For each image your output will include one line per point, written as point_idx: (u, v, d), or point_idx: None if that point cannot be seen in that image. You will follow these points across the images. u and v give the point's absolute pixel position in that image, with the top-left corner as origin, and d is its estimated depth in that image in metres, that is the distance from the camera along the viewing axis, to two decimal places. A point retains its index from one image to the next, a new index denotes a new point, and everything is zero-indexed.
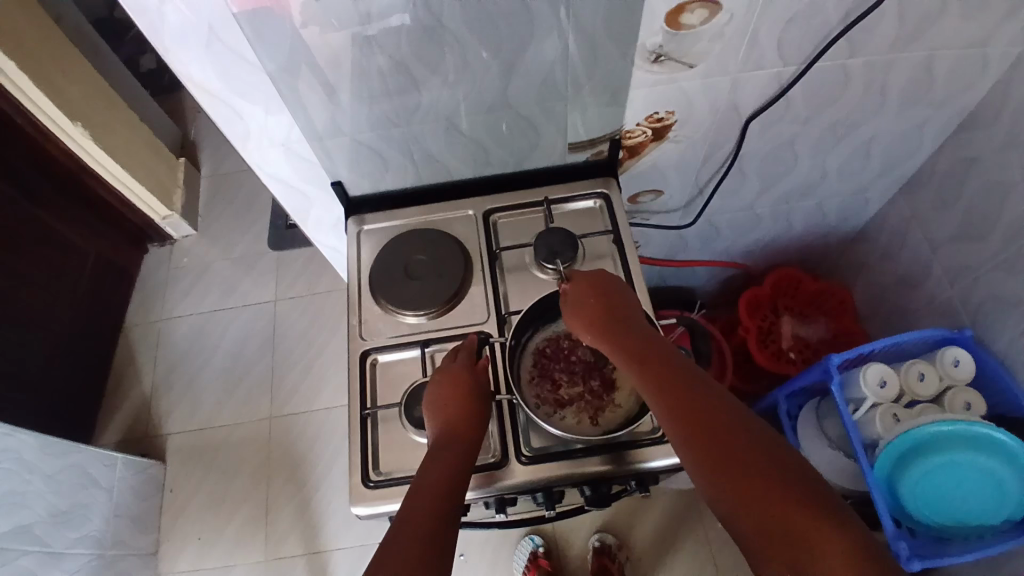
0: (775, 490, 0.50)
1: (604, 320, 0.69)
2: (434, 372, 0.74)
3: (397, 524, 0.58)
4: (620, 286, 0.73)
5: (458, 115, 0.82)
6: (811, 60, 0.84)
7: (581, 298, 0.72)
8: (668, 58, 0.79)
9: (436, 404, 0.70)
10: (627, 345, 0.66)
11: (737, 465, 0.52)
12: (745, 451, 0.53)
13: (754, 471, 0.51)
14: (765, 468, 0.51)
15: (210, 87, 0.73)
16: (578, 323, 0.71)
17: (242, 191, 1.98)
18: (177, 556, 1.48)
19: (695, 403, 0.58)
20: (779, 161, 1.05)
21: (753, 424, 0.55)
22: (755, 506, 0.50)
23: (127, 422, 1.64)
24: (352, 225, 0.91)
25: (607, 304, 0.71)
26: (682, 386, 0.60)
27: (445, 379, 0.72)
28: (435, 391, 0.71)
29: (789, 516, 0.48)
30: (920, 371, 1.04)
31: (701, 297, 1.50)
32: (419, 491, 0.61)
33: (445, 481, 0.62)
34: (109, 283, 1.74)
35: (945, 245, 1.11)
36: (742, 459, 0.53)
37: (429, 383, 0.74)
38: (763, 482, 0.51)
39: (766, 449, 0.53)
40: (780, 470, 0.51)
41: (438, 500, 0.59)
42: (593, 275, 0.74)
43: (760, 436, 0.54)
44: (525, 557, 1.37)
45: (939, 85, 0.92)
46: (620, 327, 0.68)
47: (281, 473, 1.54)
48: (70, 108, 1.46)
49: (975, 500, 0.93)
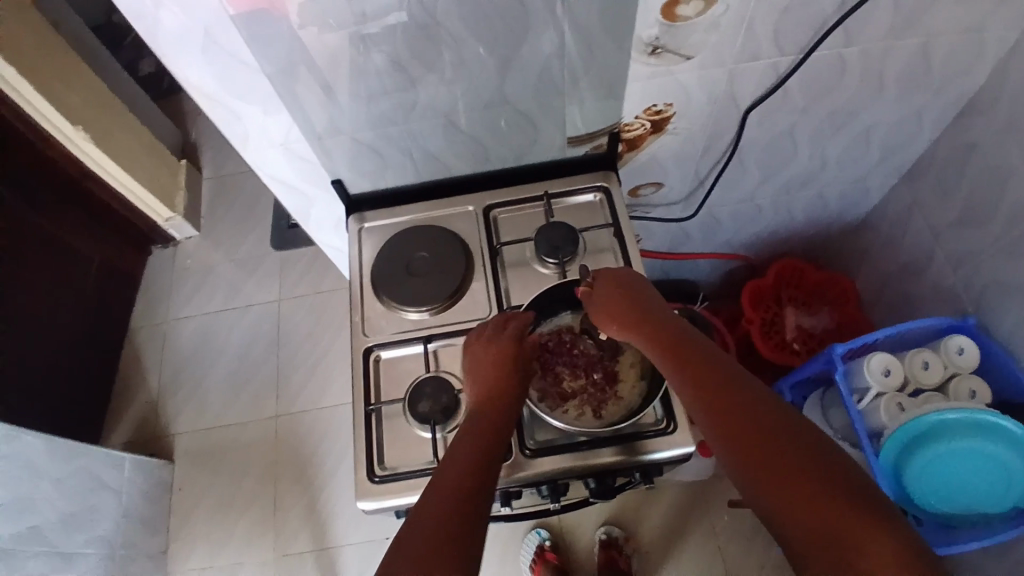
0: (811, 483, 0.49)
1: (629, 317, 0.69)
2: (483, 343, 0.73)
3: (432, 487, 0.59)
4: (644, 283, 0.73)
5: (456, 112, 0.82)
6: (809, 49, 0.84)
7: (605, 295, 0.72)
8: (665, 50, 0.79)
9: (478, 374, 0.70)
10: (655, 340, 0.66)
11: (771, 457, 0.52)
12: (779, 442, 0.53)
13: (790, 469, 0.51)
14: (800, 459, 0.51)
15: (208, 90, 0.73)
16: (603, 320, 0.72)
17: (244, 193, 1.99)
18: (186, 555, 1.49)
19: (736, 403, 0.57)
20: (779, 151, 1.05)
21: (785, 413, 0.55)
22: (792, 501, 0.49)
23: (134, 423, 1.65)
24: (354, 223, 0.91)
25: (631, 299, 0.71)
26: (722, 387, 0.58)
27: (489, 354, 0.71)
28: (478, 367, 0.70)
29: (827, 510, 0.47)
30: (924, 359, 1.04)
31: (703, 289, 1.50)
32: (457, 458, 0.62)
33: (482, 453, 0.62)
34: (114, 286, 1.76)
35: (947, 233, 1.10)
36: (776, 451, 0.52)
37: (477, 354, 0.72)
38: (798, 474, 0.50)
39: (800, 438, 0.52)
40: (815, 462, 0.50)
41: (474, 471, 0.60)
42: (615, 272, 0.75)
43: (793, 425, 0.54)
44: (532, 551, 1.38)
45: (936, 72, 0.92)
46: (645, 322, 0.68)
47: (289, 471, 1.56)
48: (71, 113, 1.47)
49: (983, 487, 0.93)
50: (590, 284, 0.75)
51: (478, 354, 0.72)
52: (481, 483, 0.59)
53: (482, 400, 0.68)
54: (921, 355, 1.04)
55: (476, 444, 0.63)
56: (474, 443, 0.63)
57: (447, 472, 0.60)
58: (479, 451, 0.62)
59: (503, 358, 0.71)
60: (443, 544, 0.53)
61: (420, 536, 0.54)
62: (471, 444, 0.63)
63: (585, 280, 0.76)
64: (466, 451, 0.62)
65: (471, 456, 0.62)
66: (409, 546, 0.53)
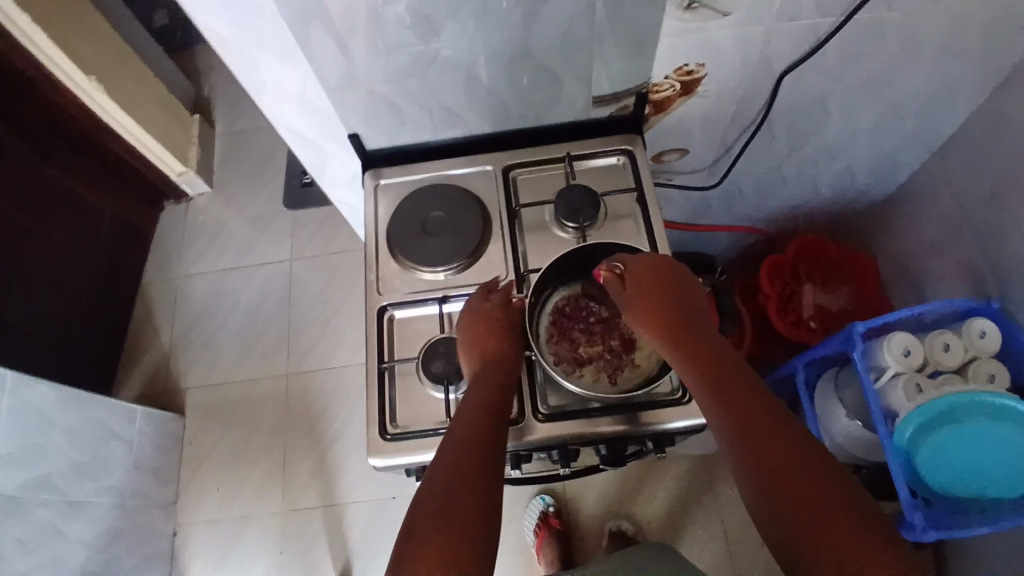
0: (813, 492, 0.52)
1: (655, 308, 0.68)
2: (475, 311, 0.74)
3: (441, 451, 0.62)
4: (675, 271, 0.71)
5: (478, 67, 0.79)
6: (850, 11, 0.79)
7: (631, 284, 0.70)
8: (701, 5, 0.75)
9: (472, 339, 0.71)
10: (673, 334, 0.66)
11: (775, 462, 0.54)
12: (785, 450, 0.55)
13: (797, 476, 0.53)
14: (802, 466, 0.53)
15: (225, 36, 0.71)
16: (628, 310, 0.70)
17: (256, 150, 1.96)
18: (196, 506, 1.52)
19: (750, 410, 0.58)
20: (809, 120, 1.01)
21: (792, 422, 0.57)
22: (793, 508, 0.51)
23: (146, 376, 1.67)
24: (369, 179, 0.89)
25: (659, 288, 0.69)
26: (740, 394, 0.60)
27: (482, 322, 0.72)
28: (474, 333, 0.71)
29: (825, 517, 0.50)
30: (945, 342, 1.01)
31: (720, 262, 1.48)
32: (462, 418, 0.64)
33: (488, 405, 0.65)
34: (126, 240, 1.75)
35: (976, 212, 1.07)
36: (782, 460, 0.54)
37: (468, 321, 0.73)
38: (801, 483, 0.52)
39: (805, 448, 0.55)
40: (816, 472, 0.53)
41: (482, 426, 0.63)
42: (647, 259, 0.72)
43: (799, 434, 0.56)
44: (536, 516, 1.39)
45: (980, 43, 0.88)
46: (669, 317, 0.67)
47: (299, 428, 1.58)
48: (84, 62, 1.45)
49: (996, 472, 0.91)
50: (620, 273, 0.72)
51: (471, 321, 0.72)
52: (490, 436, 0.62)
53: (482, 358, 0.70)
54: (943, 337, 1.01)
55: (481, 398, 0.65)
56: (479, 395, 0.66)
57: (453, 434, 0.62)
58: (484, 403, 0.65)
59: (498, 326, 0.72)
60: (462, 510, 0.56)
61: (436, 503, 0.56)
62: (476, 399, 0.65)
63: (611, 264, 0.73)
64: (470, 407, 0.65)
65: (476, 410, 0.64)
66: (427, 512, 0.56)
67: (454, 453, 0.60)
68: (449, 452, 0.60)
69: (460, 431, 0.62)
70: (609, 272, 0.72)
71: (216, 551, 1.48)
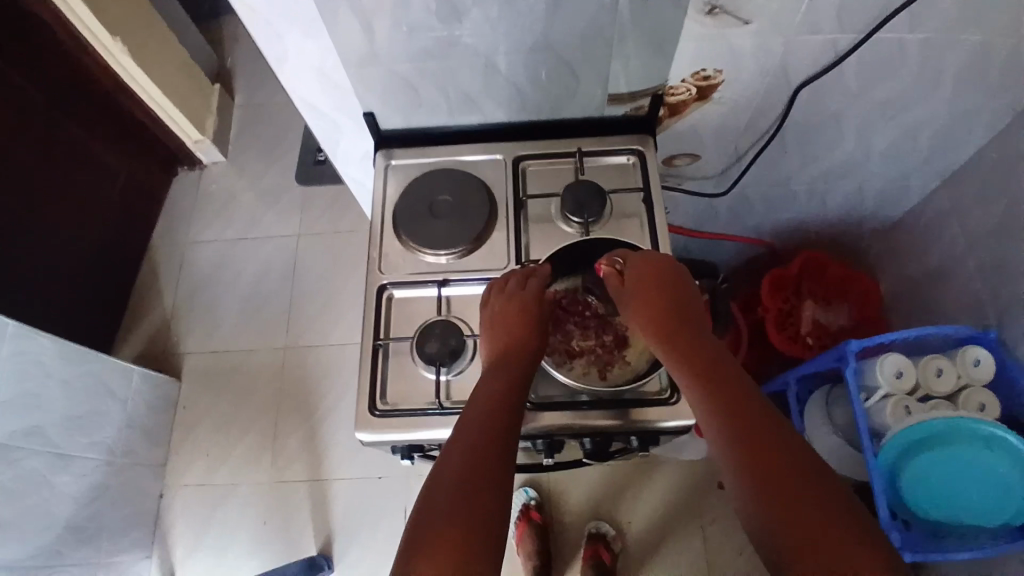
0: (806, 503, 0.52)
1: (653, 307, 0.69)
2: (504, 294, 0.73)
3: (450, 443, 0.61)
4: (680, 274, 0.71)
5: (497, 55, 0.79)
6: (870, 29, 0.80)
7: (630, 283, 0.71)
8: (723, 11, 0.76)
9: (498, 325, 0.71)
10: (669, 335, 0.66)
11: (767, 466, 0.54)
12: (782, 463, 0.54)
13: (794, 490, 0.52)
14: (793, 472, 0.53)
15: (251, 4, 0.72)
16: (626, 309, 0.71)
17: (273, 124, 1.97)
18: (185, 469, 1.54)
19: (750, 419, 0.58)
20: (822, 137, 1.01)
21: (785, 427, 0.57)
22: (787, 522, 0.51)
23: (147, 337, 1.69)
24: (381, 158, 0.90)
25: (658, 288, 0.70)
26: (740, 403, 0.59)
27: (511, 305, 0.72)
28: (498, 317, 0.71)
29: (813, 523, 0.50)
30: (938, 366, 1.01)
31: (723, 272, 1.48)
32: (473, 411, 0.63)
33: (500, 398, 0.64)
34: (137, 201, 1.77)
35: (982, 243, 1.07)
36: (780, 472, 0.54)
37: (496, 304, 0.73)
38: (796, 497, 0.52)
39: (797, 453, 0.55)
40: (813, 486, 0.52)
41: (493, 419, 0.62)
42: (648, 258, 0.72)
43: (792, 440, 0.56)
44: (517, 508, 1.40)
45: (999, 73, 0.88)
46: (666, 317, 0.68)
47: (291, 400, 1.59)
48: (109, 21, 1.47)
49: (976, 499, 0.91)
50: (621, 271, 0.73)
51: (500, 304, 0.72)
52: (502, 431, 0.61)
53: (502, 349, 0.69)
54: (936, 362, 1.01)
55: (492, 391, 0.65)
56: (492, 387, 0.65)
57: (463, 427, 0.62)
58: (496, 396, 0.64)
59: (523, 314, 0.71)
60: (472, 505, 0.55)
61: (445, 497, 0.56)
62: (487, 391, 0.65)
63: (612, 259, 0.74)
64: (481, 400, 0.64)
65: (487, 403, 0.64)
66: (436, 506, 0.55)
67: (463, 447, 0.60)
68: (459, 446, 0.60)
69: (469, 425, 0.62)
70: (609, 268, 0.74)
71: (200, 515, 1.50)
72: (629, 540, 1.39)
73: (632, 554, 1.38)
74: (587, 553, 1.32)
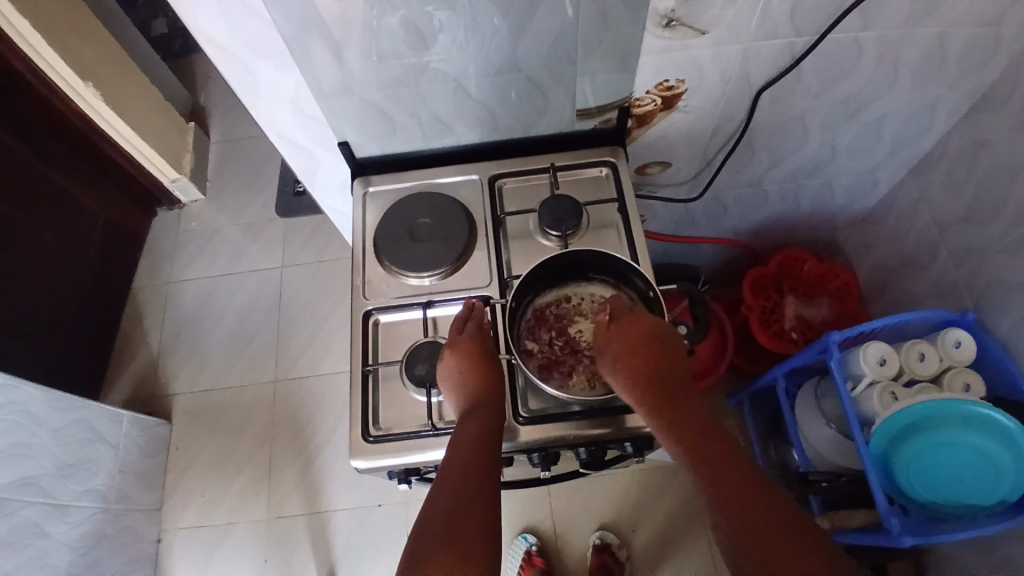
0: (769, 521, 0.56)
1: (635, 368, 0.66)
2: (444, 344, 0.74)
3: (439, 480, 0.62)
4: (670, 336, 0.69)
5: (467, 77, 0.81)
6: (824, 30, 0.83)
7: (615, 343, 0.68)
8: (680, 24, 0.78)
9: (459, 368, 0.70)
10: (650, 399, 0.65)
11: (742, 492, 0.58)
12: (752, 488, 0.59)
13: (761, 510, 0.57)
14: (766, 509, 0.57)
15: (221, 42, 0.73)
16: (611, 363, 0.68)
17: (249, 158, 1.98)
18: (180, 512, 1.51)
19: (724, 452, 0.61)
20: (790, 136, 1.04)
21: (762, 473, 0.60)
22: (757, 538, 0.55)
23: (134, 380, 1.67)
24: (359, 186, 0.92)
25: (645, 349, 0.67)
26: (717, 440, 0.62)
27: (455, 348, 0.72)
28: (450, 358, 0.71)
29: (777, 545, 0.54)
30: (921, 352, 1.03)
31: (704, 273, 1.51)
32: (457, 445, 0.64)
33: (480, 438, 0.64)
34: (118, 245, 1.76)
35: (952, 227, 1.11)
36: (750, 493, 0.58)
37: (441, 354, 0.73)
38: (763, 515, 0.56)
39: (766, 489, 0.59)
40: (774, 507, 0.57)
41: (475, 452, 0.63)
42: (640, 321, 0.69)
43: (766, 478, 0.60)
44: (519, 557, 1.38)
45: (951, 63, 0.91)
46: (652, 376, 0.66)
47: (284, 434, 1.58)
48: (84, 69, 1.47)
49: (970, 478, 0.92)
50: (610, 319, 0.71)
51: (444, 350, 0.72)
52: (488, 468, 0.62)
53: (473, 390, 0.69)
54: (918, 347, 1.03)
55: (472, 427, 0.65)
56: (472, 424, 0.66)
57: (449, 466, 0.62)
58: (474, 438, 0.64)
59: (472, 354, 0.71)
60: (462, 539, 0.57)
61: (435, 533, 0.57)
62: (468, 432, 0.65)
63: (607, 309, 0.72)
64: (466, 437, 0.64)
65: (467, 444, 0.64)
66: (431, 537, 0.57)
67: (449, 486, 0.61)
68: (447, 485, 0.61)
69: (456, 461, 0.63)
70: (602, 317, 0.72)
71: (199, 557, 1.47)
72: (634, 548, 1.40)
73: (638, 561, 1.39)
74: (594, 565, 1.34)
